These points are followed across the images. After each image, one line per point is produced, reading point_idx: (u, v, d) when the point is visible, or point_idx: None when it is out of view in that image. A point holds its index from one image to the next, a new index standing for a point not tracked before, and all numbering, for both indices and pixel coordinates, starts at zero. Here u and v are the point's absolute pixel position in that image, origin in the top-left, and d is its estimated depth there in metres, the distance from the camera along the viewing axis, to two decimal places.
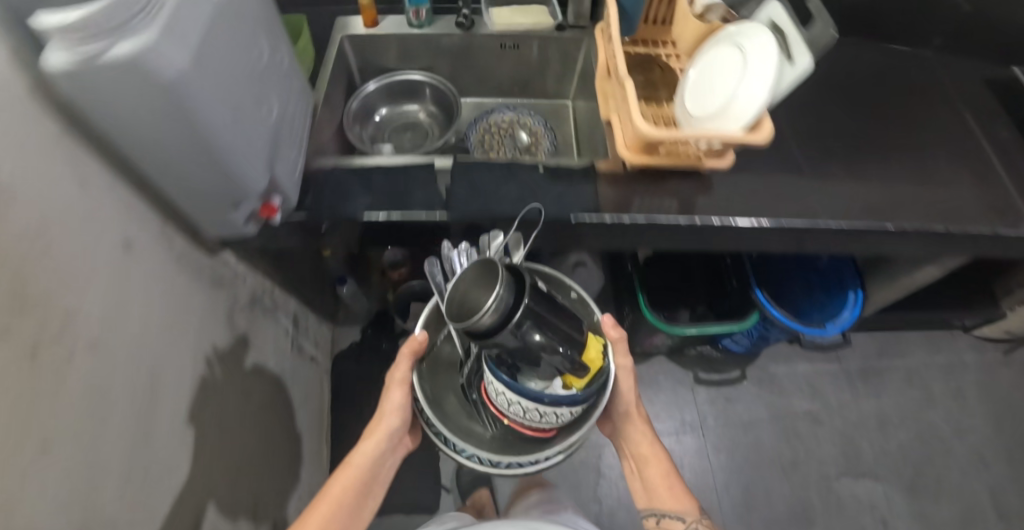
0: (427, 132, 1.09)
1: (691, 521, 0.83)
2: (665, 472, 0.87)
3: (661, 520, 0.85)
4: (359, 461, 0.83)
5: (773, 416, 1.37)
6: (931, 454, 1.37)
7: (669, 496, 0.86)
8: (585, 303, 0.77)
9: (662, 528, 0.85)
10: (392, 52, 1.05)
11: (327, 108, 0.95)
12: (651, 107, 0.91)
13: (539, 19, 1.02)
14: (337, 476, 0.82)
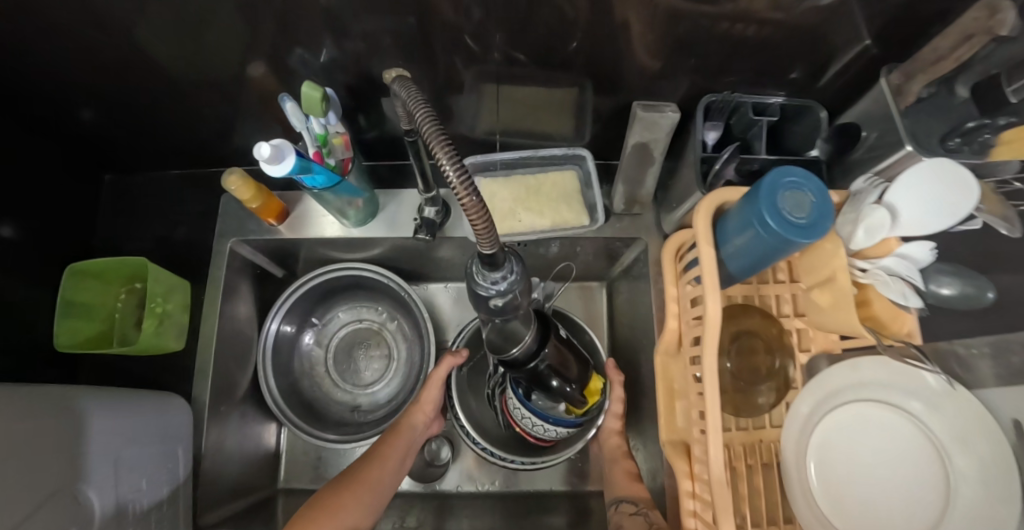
0: (388, 355, 0.71)
1: (645, 509, 0.53)
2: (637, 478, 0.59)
3: (620, 508, 0.55)
4: (404, 437, 0.59)
5: None
6: None
7: (626, 483, 0.57)
8: (596, 347, 0.65)
9: (617, 518, 0.53)
10: (327, 249, 0.66)
11: (231, 382, 0.61)
12: (744, 428, 0.55)
13: (562, 213, 0.58)
14: (361, 471, 0.54)
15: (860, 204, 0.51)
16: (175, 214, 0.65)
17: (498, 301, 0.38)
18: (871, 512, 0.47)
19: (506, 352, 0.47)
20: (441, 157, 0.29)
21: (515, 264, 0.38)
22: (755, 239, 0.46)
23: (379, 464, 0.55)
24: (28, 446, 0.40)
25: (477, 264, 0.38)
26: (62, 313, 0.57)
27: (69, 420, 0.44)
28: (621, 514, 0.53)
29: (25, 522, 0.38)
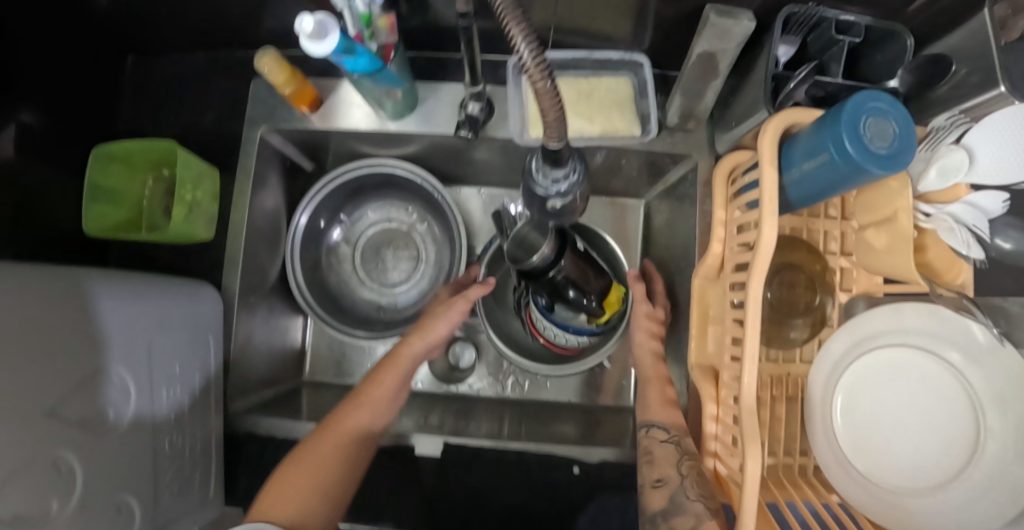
0: (417, 255, 0.70)
1: (677, 435, 0.50)
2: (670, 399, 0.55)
3: (647, 433, 0.52)
4: (397, 369, 0.55)
5: None
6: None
7: (660, 405, 0.54)
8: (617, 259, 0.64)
9: (649, 441, 0.51)
10: (357, 144, 0.63)
11: (257, 278, 0.61)
12: (774, 360, 0.55)
13: (614, 122, 0.56)
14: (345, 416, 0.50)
15: (937, 143, 0.48)
16: (200, 98, 0.62)
17: (555, 202, 0.37)
18: (889, 452, 0.48)
19: (523, 263, 0.51)
20: (513, 29, 0.27)
21: (577, 164, 0.36)
22: (828, 165, 0.42)
23: (365, 406, 0.52)
24: (58, 325, 0.38)
25: (538, 162, 0.36)
26: (88, 197, 0.56)
27: (100, 304, 0.42)
28: (650, 442, 0.51)
29: (64, 401, 0.38)
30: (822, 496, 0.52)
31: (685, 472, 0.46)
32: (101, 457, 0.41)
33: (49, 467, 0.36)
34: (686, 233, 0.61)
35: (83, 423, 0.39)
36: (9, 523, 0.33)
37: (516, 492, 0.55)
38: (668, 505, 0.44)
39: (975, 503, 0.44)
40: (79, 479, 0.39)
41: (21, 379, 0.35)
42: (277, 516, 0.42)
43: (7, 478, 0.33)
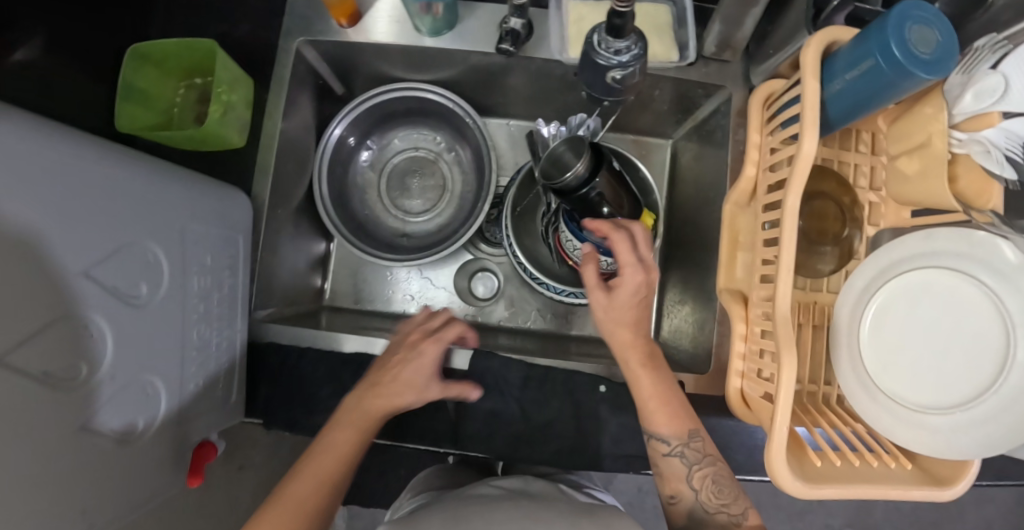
0: (443, 183, 0.70)
1: (678, 448, 0.47)
2: (667, 389, 0.49)
3: (663, 454, 0.48)
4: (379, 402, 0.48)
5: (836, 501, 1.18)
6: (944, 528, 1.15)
7: (663, 413, 0.48)
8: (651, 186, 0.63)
9: (664, 462, 0.48)
10: (390, 64, 0.63)
11: (285, 190, 0.61)
12: (802, 287, 0.56)
13: (653, 46, 0.56)
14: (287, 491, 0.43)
15: (973, 68, 0.47)
16: (235, 10, 0.61)
17: (616, 73, 0.42)
18: (915, 367, 0.49)
19: (557, 179, 0.50)
20: None
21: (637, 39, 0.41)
22: (872, 72, 0.43)
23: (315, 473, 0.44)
24: (107, 187, 0.38)
25: (601, 33, 0.40)
26: (122, 95, 0.55)
27: (132, 177, 0.41)
28: (655, 454, 0.49)
29: (99, 264, 0.37)
30: (849, 424, 0.52)
31: (699, 485, 0.47)
32: (129, 331, 0.40)
33: (81, 329, 0.36)
34: (715, 166, 0.62)
35: (117, 290, 0.39)
36: (41, 379, 0.33)
37: (541, 409, 0.55)
38: (690, 522, 0.47)
39: (997, 418, 0.45)
40: (109, 349, 0.38)
41: (61, 233, 0.34)
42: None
43: (43, 329, 0.33)
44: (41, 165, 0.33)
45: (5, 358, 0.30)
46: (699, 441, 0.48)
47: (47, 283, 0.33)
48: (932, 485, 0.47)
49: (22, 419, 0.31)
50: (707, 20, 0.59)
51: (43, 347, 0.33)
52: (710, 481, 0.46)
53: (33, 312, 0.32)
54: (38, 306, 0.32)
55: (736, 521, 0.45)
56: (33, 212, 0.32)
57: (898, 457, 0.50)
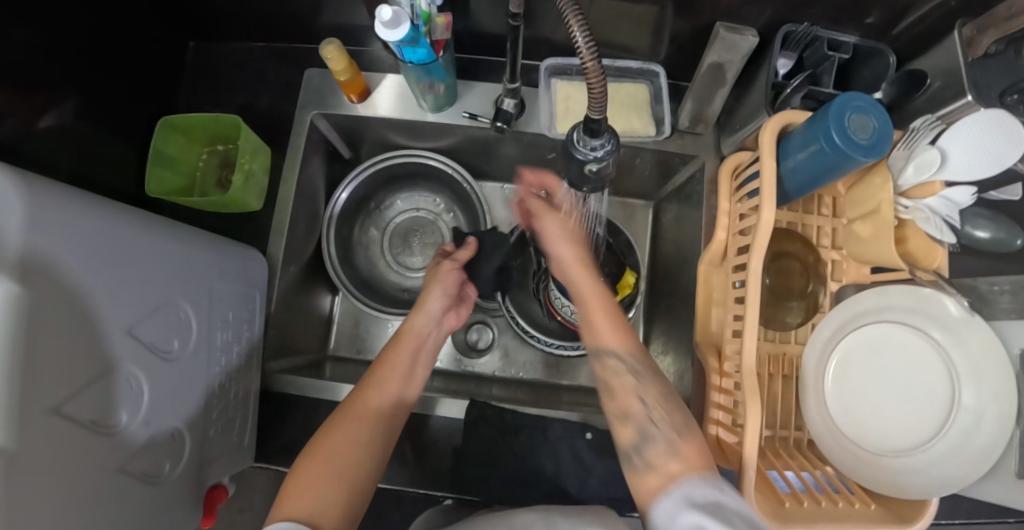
0: (440, 242, 0.76)
1: (632, 362, 0.49)
2: (614, 313, 0.51)
3: (603, 363, 0.50)
4: (409, 340, 0.54)
5: None
6: None
7: (613, 331, 0.50)
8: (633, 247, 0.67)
9: (607, 373, 0.49)
10: (393, 134, 0.69)
11: (296, 248, 0.66)
12: (771, 340, 0.61)
13: (633, 123, 0.63)
14: (348, 408, 0.48)
15: (915, 142, 0.53)
16: (256, 85, 0.68)
17: (593, 167, 0.43)
18: (874, 415, 0.53)
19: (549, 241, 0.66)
20: (569, 19, 0.34)
21: (612, 139, 0.42)
22: (817, 154, 0.49)
23: (374, 389, 0.49)
24: (147, 253, 0.44)
25: (578, 132, 0.42)
26: (151, 162, 0.60)
27: (173, 245, 0.47)
28: (606, 374, 0.49)
29: (139, 324, 0.43)
30: (818, 468, 0.57)
31: (648, 401, 0.47)
32: (163, 381, 0.45)
33: (120, 383, 0.41)
34: (692, 226, 0.67)
35: (151, 345, 0.44)
36: (84, 426, 0.38)
37: (532, 454, 0.60)
38: (640, 440, 0.45)
39: (949, 458, 0.50)
40: (142, 398, 0.43)
41: (105, 300, 0.40)
42: (291, 513, 0.40)
43: (86, 386, 0.38)
44: (91, 245, 0.39)
45: (59, 410, 0.35)
46: (647, 361, 0.50)
47: (93, 344, 0.38)
48: (893, 523, 0.51)
49: (70, 463, 0.36)
50: (680, 98, 0.66)
51: (87, 400, 0.38)
52: (661, 400, 0.47)
53: (80, 372, 0.37)
54: (85, 366, 0.38)
55: (688, 433, 0.45)
56: (82, 286, 0.37)
57: (863, 498, 0.54)
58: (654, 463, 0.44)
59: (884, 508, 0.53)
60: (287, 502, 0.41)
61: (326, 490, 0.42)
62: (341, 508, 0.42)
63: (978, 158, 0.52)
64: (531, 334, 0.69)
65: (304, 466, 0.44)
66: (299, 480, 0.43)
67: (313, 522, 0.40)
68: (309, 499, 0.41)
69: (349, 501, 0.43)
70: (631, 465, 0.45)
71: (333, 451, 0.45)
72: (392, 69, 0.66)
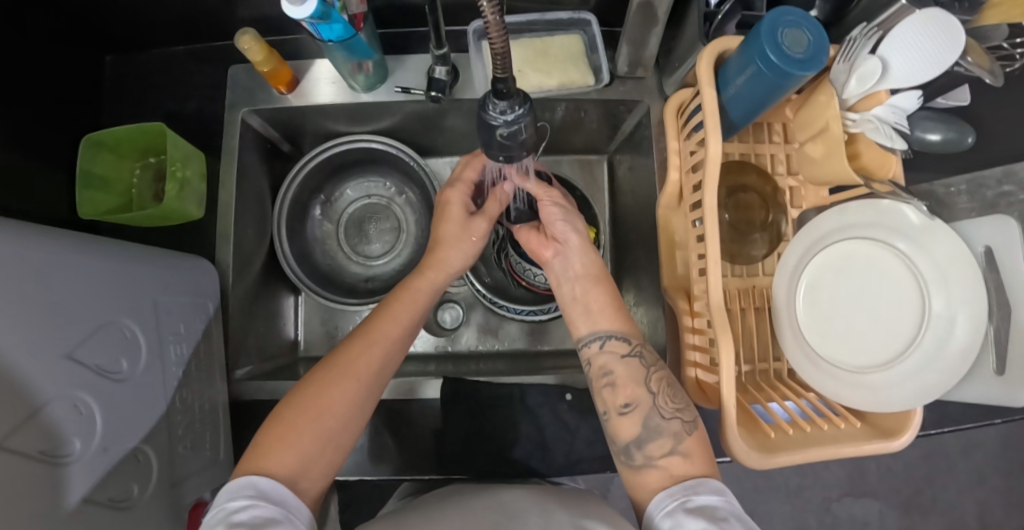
0: (398, 225, 0.74)
1: (637, 348, 0.51)
2: (612, 299, 0.54)
3: (604, 347, 0.51)
4: (418, 292, 0.52)
5: (852, 493, 1.10)
6: (933, 481, 1.10)
7: (607, 315, 0.53)
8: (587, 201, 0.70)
9: (605, 359, 0.51)
10: (331, 121, 0.67)
11: (248, 251, 0.64)
12: (739, 275, 0.60)
13: (570, 74, 0.62)
14: (351, 357, 0.47)
15: (854, 54, 0.50)
16: (180, 90, 0.65)
17: (503, 132, 0.40)
18: (844, 336, 0.53)
19: None
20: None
21: (523, 100, 0.40)
22: (757, 76, 0.47)
23: (377, 345, 0.48)
24: (83, 273, 0.42)
25: (488, 94, 0.40)
26: (81, 183, 0.58)
27: (104, 264, 0.44)
28: (614, 357, 0.51)
29: (80, 347, 0.40)
30: (802, 395, 0.56)
31: (656, 389, 0.49)
32: (117, 404, 0.43)
33: (70, 409, 0.39)
34: (647, 173, 0.66)
35: (98, 368, 0.42)
36: (37, 459, 0.36)
37: (514, 424, 0.59)
38: (642, 430, 0.47)
39: (927, 368, 0.49)
40: (97, 423, 0.41)
41: (41, 327, 0.37)
42: (274, 469, 0.40)
43: (30, 416, 0.35)
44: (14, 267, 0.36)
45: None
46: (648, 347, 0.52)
47: (33, 375, 0.36)
48: (882, 438, 0.50)
49: (30, 498, 0.34)
50: (617, 44, 0.64)
51: (32, 432, 0.36)
52: (665, 385, 0.50)
53: (15, 404, 0.34)
54: (26, 396, 0.35)
55: (689, 427, 0.47)
56: (15, 311, 0.35)
57: (848, 418, 0.53)
58: (655, 458, 0.46)
59: (870, 425, 0.53)
60: (271, 453, 0.41)
61: (311, 446, 0.42)
62: (325, 462, 0.43)
63: (921, 62, 0.48)
64: (501, 304, 0.67)
65: (294, 418, 0.43)
66: (288, 436, 0.42)
67: (293, 483, 0.41)
68: (297, 455, 0.41)
69: (334, 457, 0.44)
70: (628, 461, 0.47)
71: (323, 403, 0.44)
72: (319, 54, 0.64)
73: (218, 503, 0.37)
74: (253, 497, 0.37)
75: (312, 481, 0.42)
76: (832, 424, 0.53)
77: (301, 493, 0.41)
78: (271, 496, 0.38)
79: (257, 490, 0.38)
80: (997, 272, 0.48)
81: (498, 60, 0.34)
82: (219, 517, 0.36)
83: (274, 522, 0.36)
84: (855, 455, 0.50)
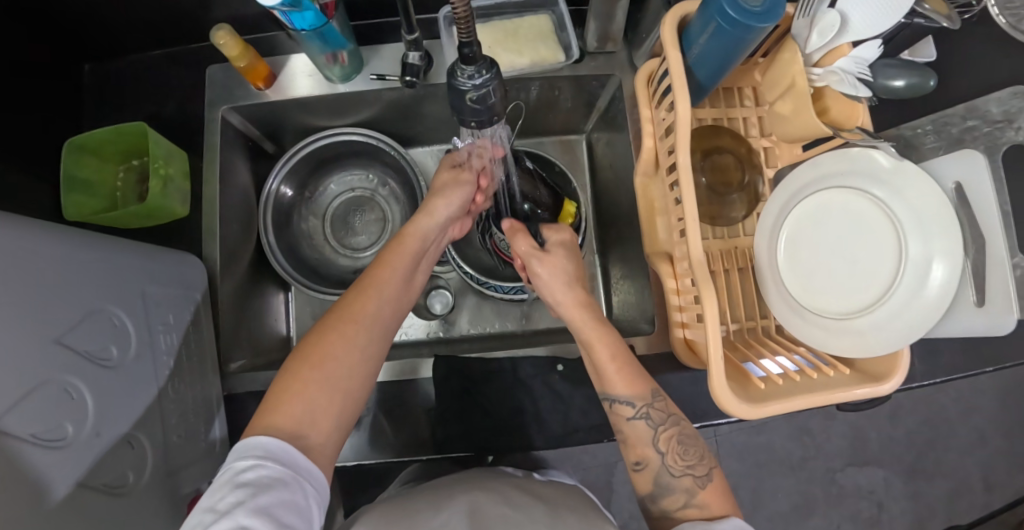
0: (383, 216, 0.75)
1: (644, 410, 0.51)
2: (620, 354, 0.52)
3: (612, 406, 0.52)
4: (409, 244, 0.54)
5: (857, 462, 1.10)
6: (937, 444, 1.10)
7: (617, 374, 0.52)
8: (566, 176, 0.69)
9: (616, 418, 0.52)
10: (311, 115, 0.68)
11: (235, 246, 0.65)
12: (720, 236, 0.61)
13: (541, 52, 0.63)
14: (349, 310, 0.47)
15: (813, 10, 0.50)
16: (160, 94, 0.66)
17: (473, 96, 0.41)
18: (830, 280, 0.53)
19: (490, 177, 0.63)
20: None
21: (489, 65, 0.41)
22: (718, 33, 0.48)
23: (374, 295, 0.49)
24: (70, 261, 0.42)
25: (455, 62, 0.41)
26: (66, 187, 0.59)
27: (90, 253, 0.45)
28: (620, 420, 0.52)
29: (69, 332, 0.41)
30: (791, 349, 0.56)
31: (664, 449, 0.50)
32: (108, 388, 0.43)
33: (59, 392, 0.39)
34: (624, 145, 0.67)
35: (88, 354, 0.42)
36: (29, 441, 0.36)
37: (506, 398, 0.59)
38: (655, 487, 0.50)
39: (907, 308, 0.49)
40: (88, 408, 0.41)
41: (28, 311, 0.37)
42: (283, 422, 0.40)
43: (21, 398, 0.36)
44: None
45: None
46: (658, 402, 0.51)
47: (21, 357, 0.36)
48: (871, 382, 0.51)
49: (23, 478, 0.35)
50: (585, 21, 0.66)
51: (24, 413, 0.36)
52: (675, 443, 0.50)
53: (4, 385, 0.35)
54: (18, 377, 0.36)
55: (700, 481, 0.49)
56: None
57: (837, 366, 0.53)
58: (671, 512, 0.49)
59: (859, 373, 0.53)
60: (280, 407, 0.41)
61: (320, 393, 0.42)
62: (334, 413, 0.43)
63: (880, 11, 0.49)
64: (488, 284, 0.68)
65: (300, 366, 0.43)
66: (299, 386, 0.42)
67: (301, 434, 0.40)
68: (305, 405, 0.41)
69: (343, 409, 0.44)
70: (647, 511, 0.51)
71: (327, 352, 0.44)
72: (295, 50, 0.65)
73: (228, 461, 0.38)
74: (261, 457, 0.37)
75: (323, 433, 0.42)
76: (822, 373, 0.53)
77: (311, 446, 0.40)
78: (280, 455, 0.38)
79: (266, 449, 0.37)
80: (968, 206, 0.49)
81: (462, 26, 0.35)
82: (227, 478, 0.36)
83: (280, 487, 0.36)
84: (846, 400, 0.50)
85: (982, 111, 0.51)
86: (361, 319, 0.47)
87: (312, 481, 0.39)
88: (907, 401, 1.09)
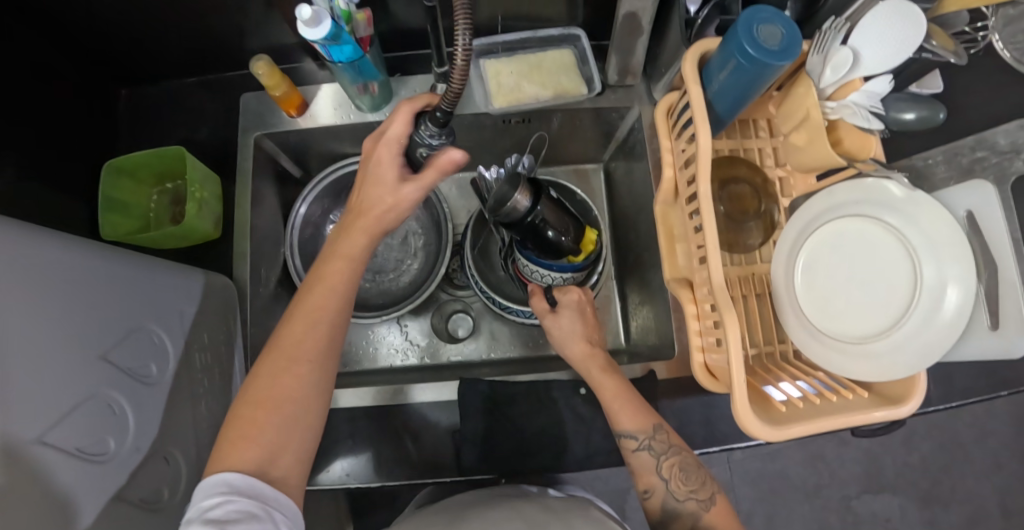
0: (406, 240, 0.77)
1: (646, 441, 0.52)
2: (625, 391, 0.55)
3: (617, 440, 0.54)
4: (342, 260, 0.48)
5: (872, 489, 1.09)
6: (952, 471, 1.10)
7: (625, 406, 0.54)
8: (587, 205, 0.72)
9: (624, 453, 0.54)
10: (341, 141, 0.71)
11: (264, 268, 0.67)
12: (738, 263, 0.63)
13: (563, 84, 0.66)
14: (291, 339, 0.44)
15: (826, 46, 0.53)
16: (196, 121, 0.69)
17: (423, 152, 0.49)
18: (845, 308, 0.54)
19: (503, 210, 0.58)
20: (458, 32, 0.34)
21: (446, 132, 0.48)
22: (737, 69, 0.50)
23: (319, 318, 0.45)
24: (117, 279, 0.44)
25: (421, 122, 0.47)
26: (103, 208, 0.61)
27: (135, 273, 0.46)
28: (627, 452, 0.53)
29: (114, 349, 0.42)
30: (810, 374, 0.57)
31: (667, 475, 0.52)
32: (147, 404, 0.44)
33: (103, 408, 0.40)
34: (642, 174, 0.70)
35: (131, 371, 0.43)
36: (75, 454, 0.37)
37: (529, 420, 0.60)
38: (664, 511, 0.51)
39: (923, 334, 0.50)
40: (130, 424, 0.42)
41: (80, 328, 0.39)
42: (243, 463, 0.40)
43: (70, 414, 0.37)
44: (52, 270, 0.37)
45: (42, 440, 0.34)
46: (661, 432, 0.53)
47: (71, 373, 0.37)
48: (890, 405, 0.51)
49: (71, 491, 0.35)
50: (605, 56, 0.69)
51: (73, 428, 0.37)
52: (678, 469, 0.52)
53: (54, 400, 0.36)
54: (65, 393, 0.37)
55: (705, 504, 0.50)
56: (56, 311, 0.37)
57: (856, 390, 0.54)
58: None
59: (879, 397, 0.54)
60: (236, 449, 0.40)
61: (277, 430, 0.41)
62: (296, 447, 0.42)
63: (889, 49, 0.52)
64: (510, 309, 0.69)
65: (250, 413, 0.41)
66: (252, 430, 0.41)
67: (265, 472, 0.40)
68: (261, 446, 0.40)
69: (308, 438, 0.43)
70: None
71: (274, 390, 0.42)
72: (328, 80, 0.68)
73: (194, 503, 0.38)
74: (227, 494, 0.38)
75: (288, 465, 0.41)
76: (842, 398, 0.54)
77: (279, 478, 0.41)
78: (247, 489, 0.38)
79: (230, 487, 0.38)
80: (981, 234, 0.51)
81: (449, 101, 0.41)
82: (196, 517, 0.36)
83: (252, 519, 0.37)
84: (865, 424, 0.51)
85: (990, 142, 0.53)
86: (302, 351, 0.44)
87: (286, 510, 0.40)
88: (921, 427, 1.09)
